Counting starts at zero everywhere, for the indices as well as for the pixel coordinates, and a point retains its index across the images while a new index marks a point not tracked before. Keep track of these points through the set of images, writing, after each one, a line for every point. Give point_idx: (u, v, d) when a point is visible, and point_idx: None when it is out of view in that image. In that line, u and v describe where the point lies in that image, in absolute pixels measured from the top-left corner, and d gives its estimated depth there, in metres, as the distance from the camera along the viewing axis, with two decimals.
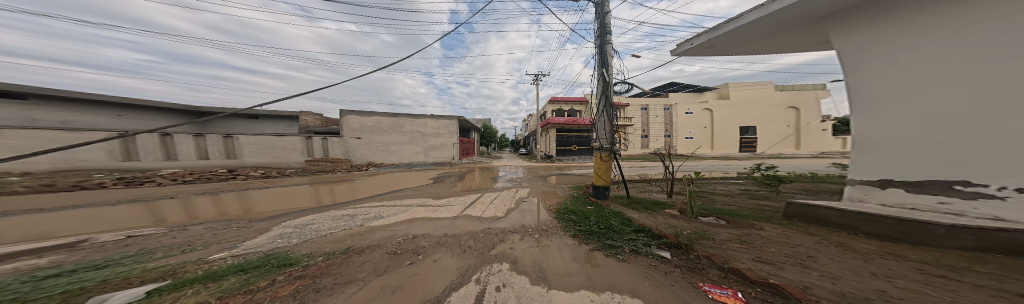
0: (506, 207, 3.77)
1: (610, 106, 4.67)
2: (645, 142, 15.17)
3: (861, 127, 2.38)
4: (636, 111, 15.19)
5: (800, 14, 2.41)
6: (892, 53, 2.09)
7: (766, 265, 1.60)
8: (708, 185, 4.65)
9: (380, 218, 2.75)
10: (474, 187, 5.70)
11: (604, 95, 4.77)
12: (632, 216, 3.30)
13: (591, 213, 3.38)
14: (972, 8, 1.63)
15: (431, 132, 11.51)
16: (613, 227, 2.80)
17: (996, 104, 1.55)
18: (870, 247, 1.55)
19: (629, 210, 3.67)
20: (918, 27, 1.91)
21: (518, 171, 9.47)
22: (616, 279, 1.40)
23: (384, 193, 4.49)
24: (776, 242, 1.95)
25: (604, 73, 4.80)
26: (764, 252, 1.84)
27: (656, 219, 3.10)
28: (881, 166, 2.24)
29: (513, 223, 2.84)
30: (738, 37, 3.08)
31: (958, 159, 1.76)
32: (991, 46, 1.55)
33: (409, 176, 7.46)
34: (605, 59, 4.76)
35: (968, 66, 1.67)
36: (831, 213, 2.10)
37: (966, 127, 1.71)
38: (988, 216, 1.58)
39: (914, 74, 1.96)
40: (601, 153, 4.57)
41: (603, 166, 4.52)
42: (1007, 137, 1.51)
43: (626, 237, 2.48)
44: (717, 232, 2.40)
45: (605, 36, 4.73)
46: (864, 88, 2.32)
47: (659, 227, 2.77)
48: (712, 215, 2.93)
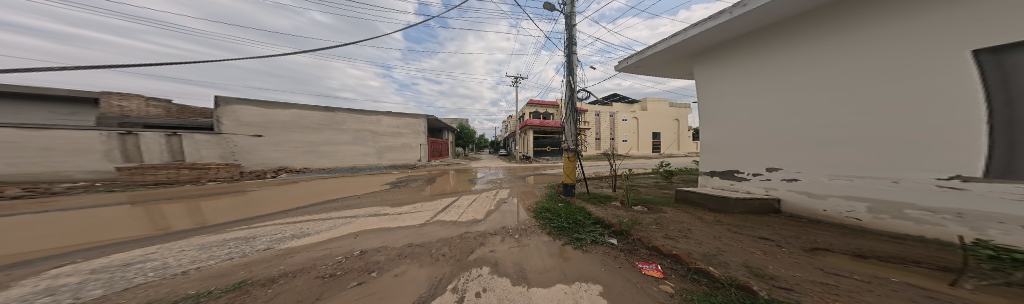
0: (480, 209, 3.70)
1: (574, 110, 5.24)
2: (604, 144, 17.48)
3: (710, 133, 3.62)
4: (597, 117, 17.35)
5: (687, 49, 3.38)
6: (725, 84, 3.32)
7: (670, 239, 2.09)
8: (637, 179, 5.75)
9: (301, 238, 2.22)
10: (449, 190, 5.40)
11: (571, 101, 5.26)
12: (590, 209, 3.76)
13: (562, 210, 3.68)
14: (766, 57, 2.80)
15: (388, 132, 10.22)
16: (579, 221, 3.11)
17: (788, 114, 2.61)
18: (710, 217, 2.24)
19: (590, 205, 4.12)
20: (738, 68, 3.11)
21: (495, 172, 9.44)
22: (583, 269, 1.58)
23: (326, 205, 3.73)
24: (674, 220, 2.57)
25: (571, 80, 5.32)
26: (668, 230, 2.39)
27: (607, 211, 3.60)
28: (719, 162, 3.45)
29: (493, 225, 2.83)
30: (652, 62, 3.99)
31: (762, 151, 2.89)
32: (784, 78, 2.63)
33: (367, 181, 6.49)
34: (572, 68, 5.28)
35: (769, 91, 2.79)
36: (696, 196, 2.94)
37: (768, 130, 2.82)
38: (748, 191, 3.05)
39: (738, 97, 3.15)
40: (568, 153, 5.01)
41: (570, 166, 4.91)
42: (794, 134, 2.55)
43: (587, 229, 2.81)
44: (643, 218, 2.97)
45: (572, 49, 5.27)
46: (711, 108, 3.55)
47: (608, 218, 3.24)
48: (639, 204, 3.60)
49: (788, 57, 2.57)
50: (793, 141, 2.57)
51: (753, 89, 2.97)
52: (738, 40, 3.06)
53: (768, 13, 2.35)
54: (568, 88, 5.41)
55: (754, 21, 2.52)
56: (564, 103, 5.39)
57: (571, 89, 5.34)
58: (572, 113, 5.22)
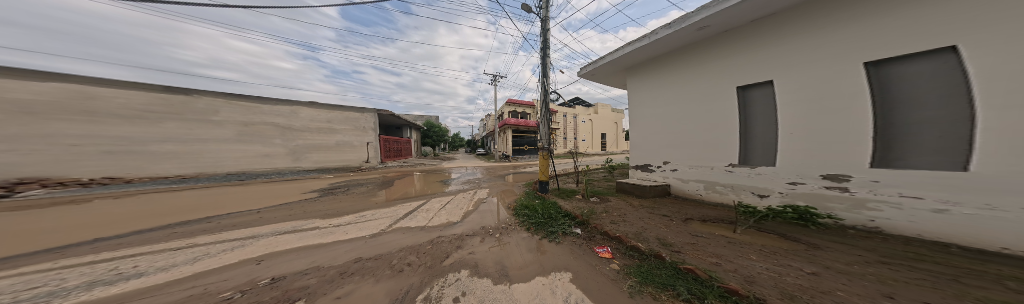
0: (456, 211, 3.44)
1: (547, 112, 5.52)
2: (572, 143, 19.26)
3: (638, 137, 4.19)
4: (565, 119, 19.06)
5: (633, 60, 3.82)
6: (652, 94, 3.86)
7: (615, 224, 2.63)
8: (592, 173, 6.65)
9: (177, 266, 1.42)
10: (421, 193, 4.87)
11: (546, 102, 5.50)
12: (559, 204, 4.03)
13: (538, 206, 3.82)
14: (683, 74, 3.38)
15: (307, 128, 8.20)
16: (553, 216, 3.28)
17: (696, 122, 3.24)
18: (638, 203, 3.25)
19: (562, 200, 4.39)
20: (663, 81, 3.66)
21: (471, 172, 9.07)
22: (561, 261, 1.68)
23: (242, 220, 2.82)
24: (618, 209, 3.19)
25: (545, 82, 5.57)
26: (612, 216, 2.91)
27: (573, 204, 3.97)
28: (642, 158, 4.09)
29: (471, 227, 2.65)
30: (606, 70, 4.38)
31: (673, 152, 3.53)
32: (696, 92, 3.23)
33: (309, 189, 5.24)
34: (546, 71, 5.54)
35: (685, 102, 3.38)
36: (630, 185, 3.73)
37: (678, 134, 3.46)
38: (656, 179, 3.79)
39: (661, 106, 3.72)
40: (543, 152, 5.24)
41: (544, 164, 5.16)
42: (696, 137, 3.22)
43: (559, 222, 3.03)
44: (597, 207, 3.44)
45: (547, 54, 5.53)
46: (642, 114, 4.11)
47: (574, 210, 3.58)
48: (593, 196, 4.14)
49: (702, 74, 3.15)
50: (696, 144, 3.23)
51: (672, 100, 3.56)
52: (663, 57, 3.60)
53: (677, 42, 3.11)
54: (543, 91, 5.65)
55: (667, 47, 3.31)
56: (539, 103, 5.60)
57: (545, 91, 5.59)
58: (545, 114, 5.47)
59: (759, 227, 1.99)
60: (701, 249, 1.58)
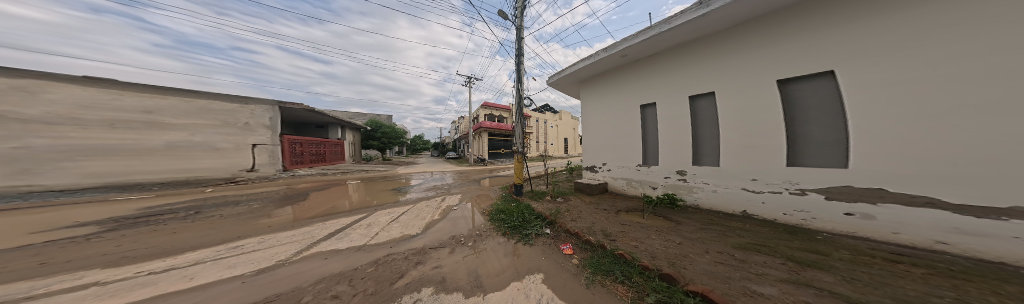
0: (422, 219, 2.98)
1: (522, 116, 5.66)
2: (544, 147, 20.42)
3: (591, 143, 4.46)
4: (538, 123, 20.16)
5: (588, 75, 4.28)
6: (604, 104, 4.17)
7: (573, 221, 3.04)
8: (558, 175, 7.22)
9: None
10: (378, 203, 4.03)
11: (520, 108, 5.65)
12: (532, 205, 4.18)
13: (514, 209, 3.79)
14: (626, 88, 3.76)
15: (82, 120, 5.22)
16: (527, 218, 3.34)
17: (633, 130, 3.67)
18: (586, 200, 3.85)
19: (535, 202, 4.47)
20: (612, 93, 4.00)
21: (440, 177, 8.30)
22: (536, 263, 1.71)
23: (41, 257, 1.69)
24: (574, 208, 3.62)
25: (519, 88, 5.72)
26: (570, 214, 3.31)
27: (544, 205, 4.14)
28: (590, 160, 4.54)
29: (440, 236, 2.22)
30: (567, 83, 4.81)
31: (614, 155, 4.01)
32: (635, 104, 3.64)
33: (196, 206, 3.72)
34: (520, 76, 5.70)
35: (626, 112, 3.78)
36: (584, 185, 4.23)
37: (621, 141, 3.87)
38: (598, 180, 4.32)
39: (610, 115, 4.06)
40: (519, 155, 5.30)
41: (519, 167, 5.22)
42: (630, 142, 3.72)
43: (532, 224, 3.11)
44: (560, 207, 3.76)
45: (520, 63, 5.75)
46: (594, 123, 4.41)
47: (545, 210, 3.77)
48: (558, 196, 4.44)
49: (640, 88, 3.53)
50: (629, 148, 3.73)
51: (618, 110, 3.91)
52: (610, 74, 4.01)
53: (604, 64, 3.74)
54: (517, 98, 5.78)
55: (597, 68, 3.91)
56: (514, 107, 5.68)
57: (519, 97, 5.74)
58: (519, 120, 5.60)
59: (656, 213, 2.87)
60: (626, 234, 2.39)
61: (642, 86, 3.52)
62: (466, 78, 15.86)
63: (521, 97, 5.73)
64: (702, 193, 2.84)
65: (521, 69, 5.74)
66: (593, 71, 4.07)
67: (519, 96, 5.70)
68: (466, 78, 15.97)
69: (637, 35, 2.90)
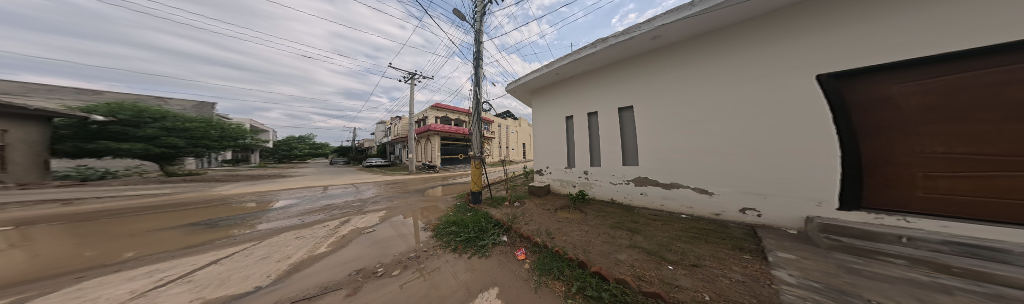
0: (304, 254, 2.04)
1: (480, 120, 5.58)
2: (502, 152, 20.74)
3: (540, 148, 4.83)
4: (497, 128, 20.35)
5: (537, 87, 4.73)
6: (548, 115, 4.65)
7: (530, 224, 3.57)
8: (515, 180, 7.46)
9: None
10: (197, 242, 2.38)
11: (478, 112, 5.55)
12: (487, 212, 4.16)
13: (469, 219, 3.55)
14: (563, 102, 4.34)
15: None
16: (483, 228, 3.23)
17: (565, 138, 4.30)
18: (535, 201, 4.20)
19: (494, 209, 4.39)
20: (553, 107, 4.54)
21: (358, 192, 6.42)
22: (494, 275, 1.69)
23: None
24: (525, 212, 3.90)
25: (478, 90, 5.65)
26: (526, 220, 3.70)
27: (502, 210, 4.24)
28: (538, 164, 4.90)
29: (348, 270, 1.67)
30: (523, 92, 5.23)
31: (552, 160, 4.54)
32: (568, 117, 4.28)
33: None
34: (479, 79, 5.66)
35: (560, 124, 4.40)
36: (533, 187, 4.59)
37: (557, 146, 4.45)
38: (543, 181, 4.76)
39: (550, 126, 4.59)
40: (476, 161, 5.11)
41: (476, 173, 5.01)
42: (562, 148, 4.34)
43: (489, 233, 3.07)
44: (516, 211, 4.03)
45: (478, 68, 5.69)
46: (540, 131, 4.83)
47: (502, 216, 3.88)
48: (515, 200, 4.61)
49: (573, 104, 4.17)
50: (563, 152, 4.33)
51: (557, 121, 4.46)
52: (552, 89, 4.54)
53: (545, 78, 4.27)
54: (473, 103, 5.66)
55: (540, 81, 4.40)
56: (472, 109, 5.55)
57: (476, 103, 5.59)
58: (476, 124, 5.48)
59: (577, 208, 3.63)
60: (563, 232, 3.21)
61: (569, 101, 4.23)
62: (404, 73, 13.66)
63: (477, 102, 5.61)
64: (600, 189, 3.80)
65: (478, 75, 5.68)
66: (536, 83, 4.55)
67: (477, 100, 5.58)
68: (406, 72, 13.76)
69: (570, 57, 3.50)
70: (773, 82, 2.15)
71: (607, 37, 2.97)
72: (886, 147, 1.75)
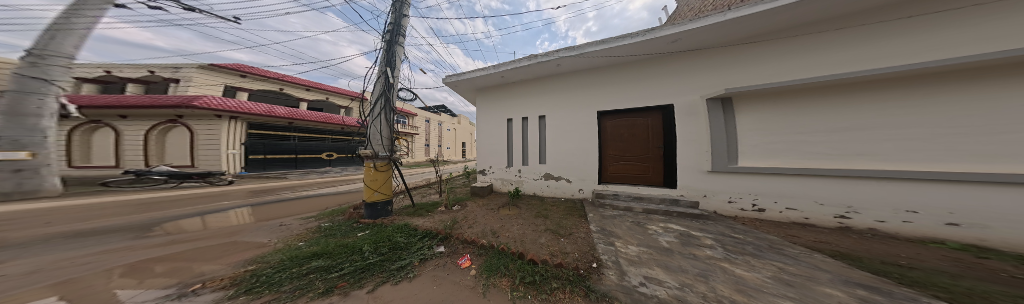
0: None
1: (390, 110, 4.53)
2: (428, 150, 18.04)
3: (481, 148, 5.05)
4: (421, 122, 17.56)
5: (479, 88, 5.05)
6: (490, 114, 5.01)
7: (469, 227, 3.55)
8: (455, 181, 6.76)
9: None
10: None
11: (386, 100, 4.48)
12: (417, 224, 3.63)
13: (359, 244, 2.92)
14: (501, 103, 4.84)
15: None
16: (407, 243, 3.03)
17: (502, 140, 4.81)
18: (473, 205, 4.19)
19: (422, 218, 3.82)
20: (494, 107, 4.93)
21: None
22: (425, 293, 1.51)
23: None
24: (463, 219, 3.77)
25: (388, 71, 4.55)
26: (465, 223, 3.63)
27: (433, 219, 3.80)
28: (482, 162, 5.12)
29: None
30: (465, 89, 5.39)
31: (496, 161, 4.89)
32: (504, 121, 4.82)
33: None
34: (391, 59, 4.61)
35: (497, 128, 4.88)
36: (475, 188, 4.56)
37: (496, 144, 4.85)
38: (486, 181, 4.79)
39: (488, 128, 5.01)
40: (376, 162, 4.09)
41: (380, 177, 4.12)
42: (498, 146, 4.83)
43: (415, 250, 2.91)
44: (445, 218, 3.78)
45: (394, 52, 4.64)
46: (481, 129, 5.16)
47: (433, 225, 3.59)
48: (454, 203, 4.34)
49: (509, 106, 4.75)
50: (501, 152, 4.83)
51: (496, 122, 4.91)
52: (493, 91, 4.94)
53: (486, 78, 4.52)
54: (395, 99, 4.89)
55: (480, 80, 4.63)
56: (375, 96, 4.35)
57: (392, 95, 4.59)
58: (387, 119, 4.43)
59: (515, 203, 4.23)
60: (506, 228, 3.67)
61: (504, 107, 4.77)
62: None
63: (393, 94, 4.61)
64: (529, 185, 4.67)
65: (399, 61, 4.73)
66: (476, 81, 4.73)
67: (392, 90, 4.57)
68: None
69: (508, 64, 4.03)
70: (604, 108, 3.86)
71: (536, 55, 3.61)
72: (606, 150, 4.05)
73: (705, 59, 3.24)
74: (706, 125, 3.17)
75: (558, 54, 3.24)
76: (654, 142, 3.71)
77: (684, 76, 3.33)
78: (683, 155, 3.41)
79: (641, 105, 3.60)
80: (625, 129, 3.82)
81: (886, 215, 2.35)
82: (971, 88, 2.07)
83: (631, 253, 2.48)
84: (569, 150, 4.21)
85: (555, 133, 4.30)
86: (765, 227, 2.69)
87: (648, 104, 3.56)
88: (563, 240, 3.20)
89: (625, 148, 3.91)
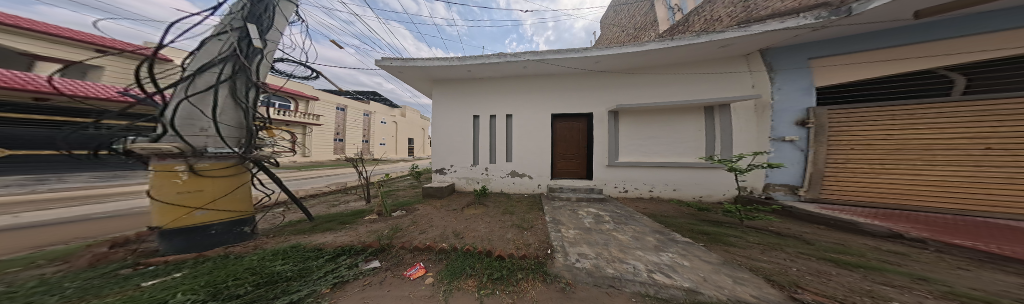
0: None
1: (256, 87, 2.75)
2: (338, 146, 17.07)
3: (441, 145, 5.21)
4: (329, 110, 16.48)
5: (443, 76, 5.00)
6: (454, 111, 5.19)
7: (416, 232, 2.73)
8: (395, 184, 6.00)
9: None
10: None
11: (248, 73, 2.67)
12: (322, 243, 2.19)
13: (201, 284, 1.16)
14: (466, 98, 5.13)
15: None
16: (313, 266, 1.67)
17: (464, 139, 5.08)
18: (421, 210, 3.51)
19: (336, 232, 2.50)
20: (459, 100, 5.17)
21: None
22: None
23: None
24: (411, 223, 2.98)
25: (252, 31, 2.69)
26: (413, 229, 2.81)
27: (357, 231, 2.58)
28: (443, 158, 5.17)
29: None
30: (418, 74, 5.06)
31: (458, 161, 5.09)
32: (466, 120, 5.11)
33: None
34: (261, 15, 2.78)
35: (460, 128, 5.14)
36: (428, 189, 4.30)
37: (458, 141, 5.10)
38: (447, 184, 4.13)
39: (450, 127, 5.19)
40: (203, 162, 2.14)
41: (213, 188, 2.20)
42: (461, 143, 5.08)
43: (325, 275, 1.55)
44: (379, 226, 2.77)
45: (269, 7, 2.84)
46: (441, 123, 5.28)
47: (360, 238, 2.40)
48: (400, 209, 3.53)
49: (474, 100, 5.07)
50: (461, 152, 5.08)
51: (460, 116, 5.15)
52: (461, 83, 5.16)
53: (447, 71, 4.71)
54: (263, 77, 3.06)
55: (440, 73, 4.80)
56: (208, 62, 2.38)
57: (257, 65, 2.79)
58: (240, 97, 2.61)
59: (482, 202, 4.12)
60: (471, 228, 3.15)
61: (467, 105, 5.12)
62: None
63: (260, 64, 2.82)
64: (496, 183, 5.01)
65: (276, 17, 2.96)
66: (434, 73, 4.84)
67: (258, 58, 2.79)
68: None
69: (476, 59, 4.23)
70: (548, 114, 4.84)
71: (504, 54, 4.05)
72: (556, 149, 5.03)
73: (614, 83, 4.68)
74: (606, 132, 4.81)
75: (523, 56, 3.90)
76: (582, 144, 5.06)
77: (608, 92, 4.70)
78: (596, 154, 4.90)
79: (578, 111, 4.85)
80: (567, 131, 4.99)
81: (667, 187, 4.76)
82: (690, 125, 4.60)
83: (570, 234, 3.12)
84: (522, 149, 4.91)
85: (514, 130, 4.93)
86: (627, 202, 4.54)
87: (579, 111, 4.84)
88: (526, 232, 3.28)
89: (568, 145, 5.05)
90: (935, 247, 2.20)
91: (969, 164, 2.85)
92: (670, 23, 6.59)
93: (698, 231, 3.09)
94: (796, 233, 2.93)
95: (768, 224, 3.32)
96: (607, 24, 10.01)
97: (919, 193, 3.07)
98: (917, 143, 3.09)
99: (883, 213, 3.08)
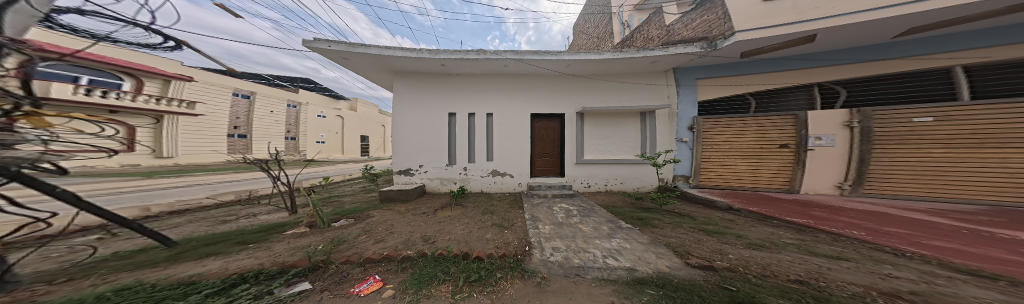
0: None
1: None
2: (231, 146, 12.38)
3: (401, 145, 4.52)
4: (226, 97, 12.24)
5: (409, 68, 4.44)
6: (420, 108, 4.63)
7: (372, 242, 2.09)
8: (337, 188, 4.65)
9: None
10: None
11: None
12: (194, 274, 1.33)
13: None
14: (438, 94, 4.69)
15: None
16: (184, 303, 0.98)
17: (432, 140, 4.58)
18: (378, 217, 2.77)
19: (231, 254, 1.61)
20: (427, 96, 4.67)
21: None
22: None
23: None
24: (363, 232, 2.29)
25: None
26: (364, 239, 2.13)
27: (274, 249, 1.76)
28: (403, 160, 4.51)
29: None
30: (372, 64, 4.30)
31: (422, 163, 4.52)
32: (433, 119, 4.63)
33: None
34: None
35: (427, 127, 4.60)
36: (389, 192, 3.55)
37: (425, 140, 4.57)
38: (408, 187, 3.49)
39: (411, 127, 4.58)
40: None
41: None
42: (428, 142, 4.55)
43: None
44: (310, 239, 1.99)
45: None
46: (400, 123, 4.59)
47: (278, 257, 1.63)
48: (344, 217, 2.69)
49: (446, 95, 4.71)
50: (427, 152, 4.53)
51: (427, 114, 4.63)
52: (432, 77, 4.72)
53: (415, 63, 4.22)
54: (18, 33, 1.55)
55: (405, 64, 4.25)
56: None
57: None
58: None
59: (457, 203, 3.70)
60: (446, 231, 2.69)
61: (439, 101, 4.68)
62: None
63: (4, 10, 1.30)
64: (475, 183, 4.71)
65: None
66: (396, 63, 4.23)
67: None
68: None
69: (451, 54, 4.00)
70: (523, 114, 4.99)
71: (485, 51, 4.02)
72: (535, 146, 5.23)
73: (577, 91, 5.39)
74: (575, 131, 5.41)
75: (505, 55, 4.03)
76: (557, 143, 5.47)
77: (571, 103, 5.33)
78: (567, 153, 5.37)
79: (551, 112, 5.28)
80: (543, 132, 5.29)
81: (616, 181, 5.63)
82: (626, 128, 5.68)
83: (546, 230, 3.11)
84: (497, 148, 4.81)
85: (490, 129, 4.85)
86: (590, 196, 5.11)
87: (552, 112, 5.28)
88: (507, 231, 3.04)
89: (545, 145, 5.34)
90: (745, 219, 3.46)
91: (758, 161, 4.92)
92: (621, 36, 8.49)
93: (637, 217, 3.72)
94: (686, 212, 4.00)
95: (675, 208, 4.37)
96: (579, 31, 11.68)
97: (744, 176, 5.01)
98: (737, 150, 5.04)
99: (724, 193, 4.87)
